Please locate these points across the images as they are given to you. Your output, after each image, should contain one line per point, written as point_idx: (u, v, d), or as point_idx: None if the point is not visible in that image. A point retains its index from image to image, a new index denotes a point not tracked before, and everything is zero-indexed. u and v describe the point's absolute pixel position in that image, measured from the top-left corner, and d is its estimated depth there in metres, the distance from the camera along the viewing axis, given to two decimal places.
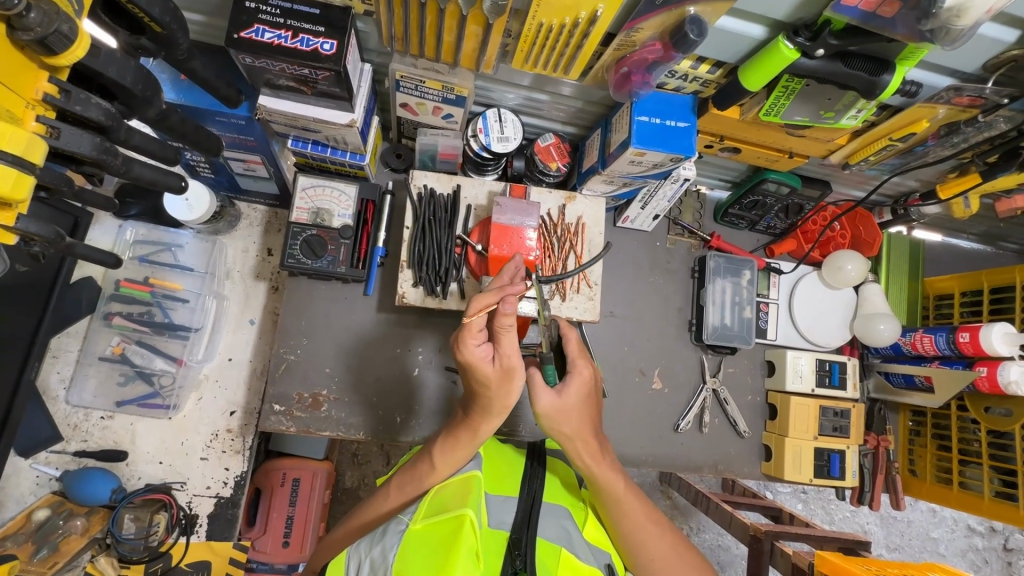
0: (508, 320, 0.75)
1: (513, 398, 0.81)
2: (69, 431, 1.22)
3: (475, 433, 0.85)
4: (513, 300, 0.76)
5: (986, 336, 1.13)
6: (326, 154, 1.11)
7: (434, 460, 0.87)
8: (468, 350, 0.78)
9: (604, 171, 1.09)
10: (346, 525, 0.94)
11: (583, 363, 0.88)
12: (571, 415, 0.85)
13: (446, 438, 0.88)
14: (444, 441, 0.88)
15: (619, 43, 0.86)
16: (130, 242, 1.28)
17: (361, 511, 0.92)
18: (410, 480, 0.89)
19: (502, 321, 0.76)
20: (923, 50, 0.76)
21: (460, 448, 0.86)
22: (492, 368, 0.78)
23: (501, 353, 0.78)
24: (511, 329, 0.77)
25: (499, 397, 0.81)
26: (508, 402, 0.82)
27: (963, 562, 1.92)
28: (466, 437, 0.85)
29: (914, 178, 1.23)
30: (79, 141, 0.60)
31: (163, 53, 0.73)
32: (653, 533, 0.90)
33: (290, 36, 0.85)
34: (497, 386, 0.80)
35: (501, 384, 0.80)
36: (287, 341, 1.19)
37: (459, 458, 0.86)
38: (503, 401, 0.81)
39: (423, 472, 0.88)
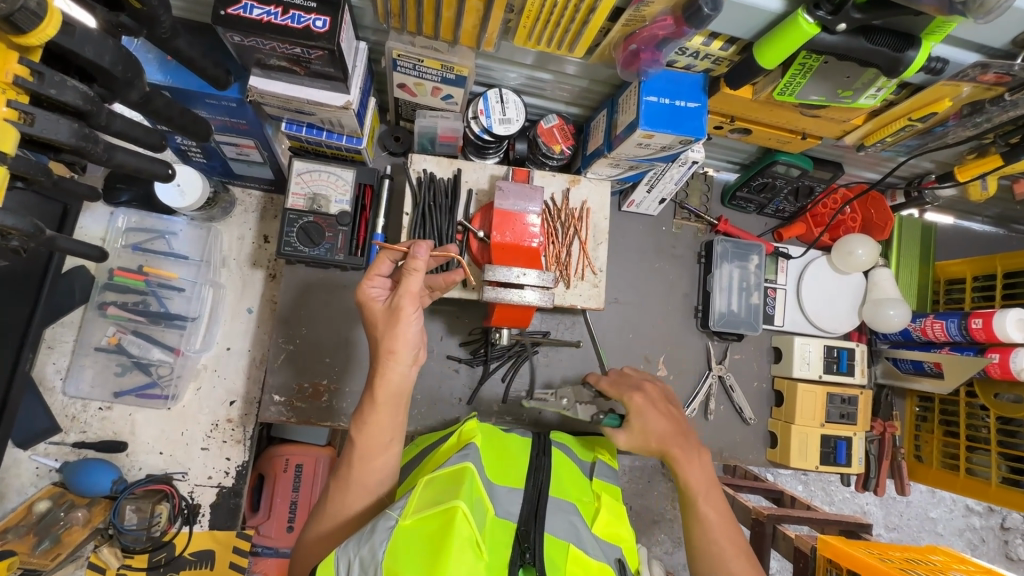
0: (413, 264, 0.83)
1: (399, 342, 0.84)
2: (68, 422, 1.21)
3: (373, 397, 0.84)
4: (424, 244, 0.83)
5: (1000, 321, 1.10)
6: (322, 137, 1.07)
7: (355, 441, 0.84)
8: (367, 290, 0.88)
9: (610, 154, 1.05)
10: (315, 527, 0.85)
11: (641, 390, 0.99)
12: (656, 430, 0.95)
13: (356, 415, 0.86)
14: (354, 417, 0.86)
15: (628, 19, 0.81)
16: (122, 229, 1.25)
17: (323, 514, 0.85)
18: (345, 467, 0.85)
19: (408, 263, 0.83)
20: (951, 24, 0.72)
21: (371, 416, 0.84)
22: (382, 306, 0.86)
23: (396, 290, 0.85)
24: (417, 271, 0.83)
25: (384, 342, 0.84)
26: (394, 348, 0.84)
27: (961, 541, 1.93)
28: (365, 401, 0.84)
29: (929, 160, 1.19)
30: (55, 127, 0.57)
31: (145, 31, 0.69)
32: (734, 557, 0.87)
33: (279, 13, 0.81)
34: (384, 327, 0.84)
35: (387, 326, 0.84)
36: (284, 330, 1.17)
37: (375, 437, 0.84)
38: (388, 344, 0.83)
39: (350, 453, 0.85)
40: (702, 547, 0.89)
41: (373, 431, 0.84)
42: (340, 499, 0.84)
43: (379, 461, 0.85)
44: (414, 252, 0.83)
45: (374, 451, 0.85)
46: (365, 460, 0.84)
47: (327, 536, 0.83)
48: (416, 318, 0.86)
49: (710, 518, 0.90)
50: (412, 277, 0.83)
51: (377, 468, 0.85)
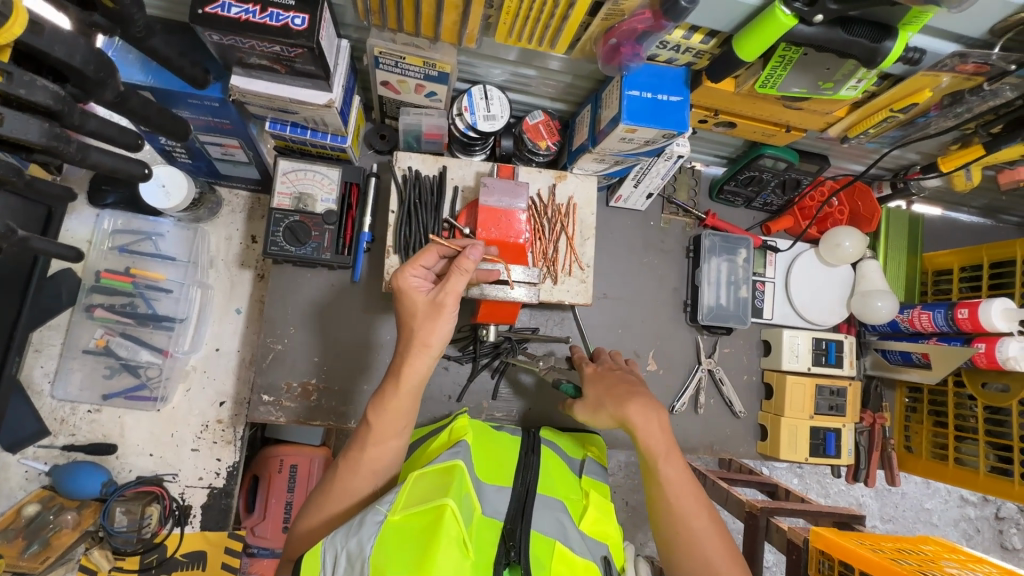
0: (465, 264, 0.85)
1: (435, 335, 0.85)
2: (57, 425, 1.20)
3: (399, 381, 0.84)
4: (479, 248, 0.86)
5: (985, 311, 1.11)
6: (306, 136, 1.07)
7: (371, 423, 0.84)
8: (408, 279, 0.88)
9: (595, 149, 1.05)
10: (309, 519, 0.84)
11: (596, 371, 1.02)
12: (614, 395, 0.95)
13: (376, 397, 0.86)
14: (376, 399, 0.85)
15: (607, 13, 0.81)
16: (108, 231, 1.24)
17: (315, 505, 0.84)
18: (354, 449, 0.84)
19: (461, 262, 0.85)
20: (927, 14, 0.72)
21: (391, 400, 0.84)
22: (424, 298, 0.86)
23: (441, 286, 0.86)
24: (466, 273, 0.85)
25: (421, 331, 0.84)
26: (430, 340, 0.84)
27: (956, 532, 1.94)
28: (389, 386, 0.84)
29: (914, 151, 1.19)
30: (25, 127, 0.56)
31: (120, 31, 0.69)
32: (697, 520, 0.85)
33: (258, 11, 0.80)
34: (423, 319, 0.85)
35: (427, 317, 0.85)
36: (273, 329, 1.17)
37: (388, 426, 0.84)
38: (424, 336, 0.84)
39: (364, 437, 0.84)
40: (665, 513, 0.86)
41: (387, 416, 0.84)
42: (339, 489, 0.84)
43: (374, 459, 0.84)
44: (470, 252, 0.85)
45: (386, 437, 0.84)
46: (371, 449, 0.84)
47: (320, 526, 0.83)
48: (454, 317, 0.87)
49: (673, 479, 0.87)
50: (461, 278, 0.85)
51: (382, 456, 0.85)
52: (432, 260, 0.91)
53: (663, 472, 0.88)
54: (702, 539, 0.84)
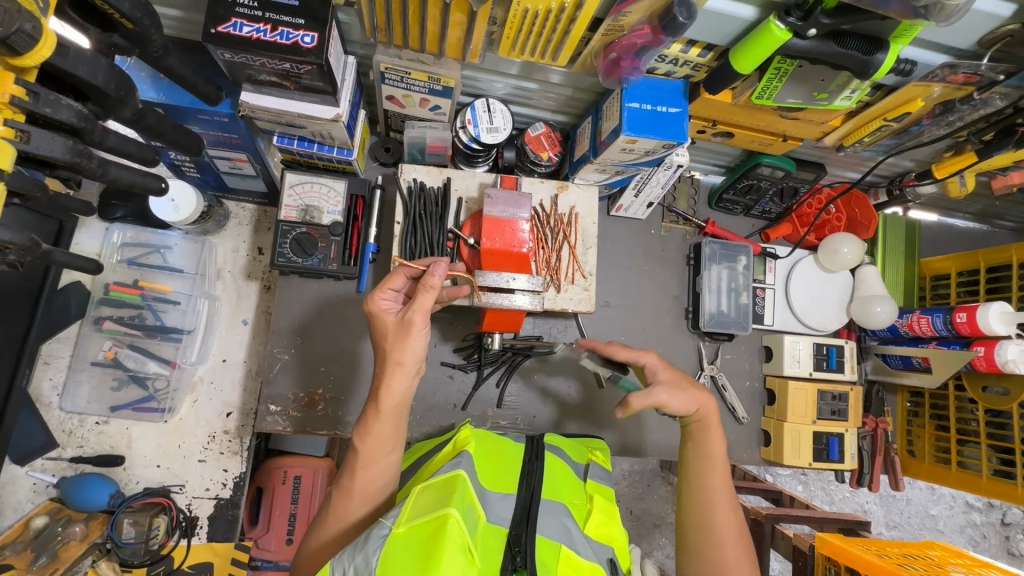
0: (430, 281, 0.85)
1: (407, 354, 0.84)
2: (65, 437, 1.21)
3: (378, 405, 0.84)
4: (443, 264, 0.86)
5: (983, 315, 1.13)
6: (313, 150, 1.09)
7: (356, 449, 0.85)
8: (378, 301, 0.89)
9: (596, 160, 1.07)
10: (318, 537, 0.85)
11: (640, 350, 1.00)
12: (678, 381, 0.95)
13: (359, 425, 0.86)
14: (358, 426, 0.86)
15: (607, 28, 0.84)
16: (117, 245, 1.26)
17: (321, 524, 0.86)
18: (346, 475, 0.85)
19: (425, 280, 0.85)
20: (917, 27, 0.75)
21: (372, 424, 0.84)
22: (394, 318, 0.87)
23: (408, 305, 0.86)
24: (432, 290, 0.85)
25: (392, 351, 0.84)
26: (403, 359, 0.84)
27: (962, 538, 1.94)
28: (369, 409, 0.85)
29: (909, 159, 1.21)
30: (50, 144, 0.58)
31: (138, 51, 0.71)
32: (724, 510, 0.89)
33: (268, 30, 0.83)
34: (393, 340, 0.85)
35: (397, 337, 0.85)
36: (280, 340, 1.18)
37: (377, 448, 0.85)
38: (397, 355, 0.84)
39: (353, 462, 0.85)
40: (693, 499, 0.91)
41: (371, 441, 0.84)
42: (342, 507, 0.85)
43: (378, 471, 0.86)
44: (433, 269, 0.85)
45: (377, 456, 0.85)
46: (369, 469, 0.85)
47: (328, 545, 0.84)
48: (426, 332, 0.87)
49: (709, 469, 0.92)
50: (427, 295, 0.85)
51: (383, 469, 0.87)
52: (401, 282, 0.92)
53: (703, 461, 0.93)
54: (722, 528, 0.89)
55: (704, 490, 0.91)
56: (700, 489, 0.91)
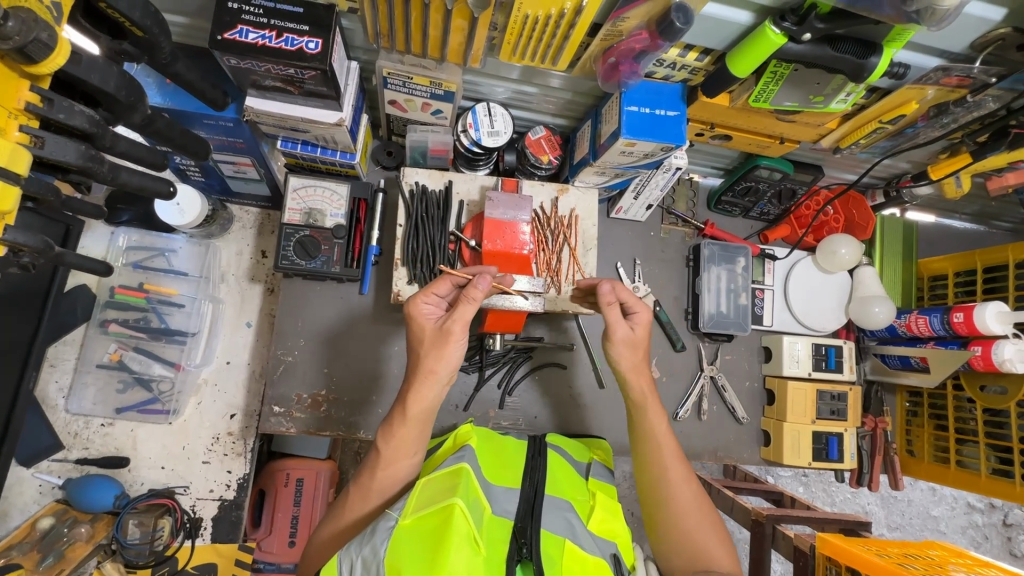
0: (473, 293, 0.86)
1: (442, 364, 0.86)
2: (70, 439, 1.22)
3: (406, 410, 0.85)
4: (487, 277, 0.88)
5: (980, 315, 1.13)
6: (316, 154, 1.10)
7: (379, 448, 0.86)
8: (420, 306, 0.90)
9: (595, 163, 1.09)
10: (327, 529, 0.86)
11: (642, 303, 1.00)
12: (637, 345, 0.99)
13: (384, 427, 0.88)
14: (382, 427, 0.87)
15: (606, 33, 0.85)
16: (122, 248, 1.28)
17: (330, 518, 0.87)
18: (366, 473, 0.87)
19: (470, 292, 0.86)
20: (910, 31, 0.76)
21: (399, 428, 0.86)
22: (433, 325, 0.88)
23: (449, 315, 0.87)
24: (475, 303, 0.86)
25: (427, 360, 0.86)
26: (437, 369, 0.86)
27: (964, 539, 1.94)
28: (396, 413, 0.86)
29: (905, 160, 1.23)
30: (63, 149, 0.60)
31: (147, 57, 0.73)
32: (679, 478, 0.95)
33: (274, 36, 0.84)
34: (430, 349, 0.86)
35: (434, 346, 0.86)
36: (284, 342, 1.19)
37: (396, 448, 0.86)
38: (431, 364, 0.85)
39: (373, 462, 0.87)
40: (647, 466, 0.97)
41: (395, 442, 0.86)
42: (358, 506, 0.86)
43: (388, 472, 0.86)
44: (477, 281, 0.87)
45: (398, 457, 0.86)
46: (373, 470, 0.87)
47: (335, 538, 0.85)
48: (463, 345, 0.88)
49: (652, 434, 0.98)
50: (469, 307, 0.86)
51: (396, 471, 0.87)
52: (445, 289, 0.92)
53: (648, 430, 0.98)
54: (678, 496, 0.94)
55: (658, 472, 0.96)
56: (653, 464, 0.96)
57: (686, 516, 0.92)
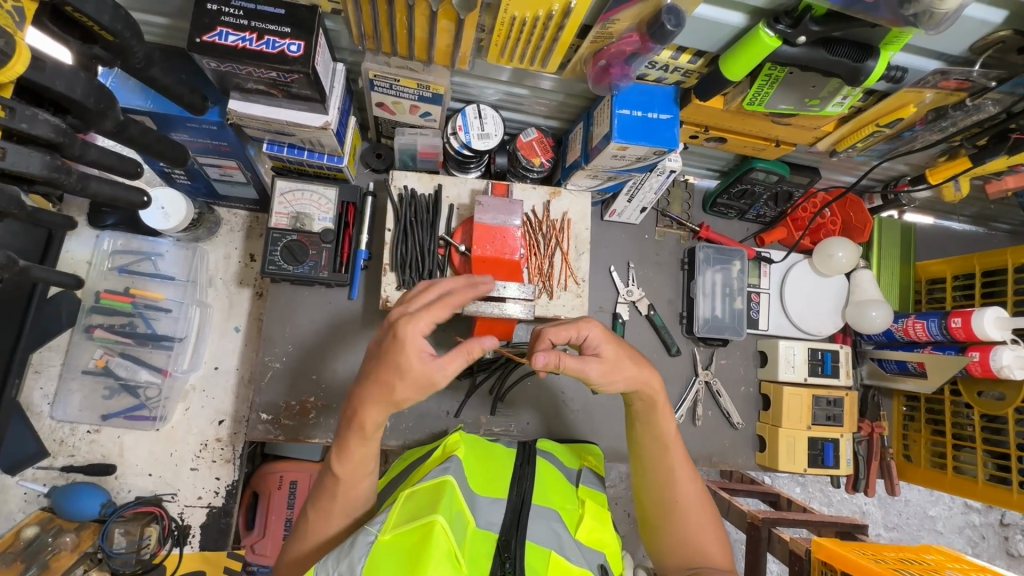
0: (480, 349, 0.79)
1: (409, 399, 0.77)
2: (56, 446, 1.21)
3: (362, 430, 0.78)
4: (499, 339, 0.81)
5: (978, 321, 1.12)
6: (303, 157, 1.08)
7: (334, 470, 0.81)
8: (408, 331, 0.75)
9: (588, 166, 1.07)
10: (295, 546, 0.85)
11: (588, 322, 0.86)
12: (621, 362, 0.86)
13: (338, 444, 0.81)
14: (336, 446, 0.81)
15: (595, 36, 0.83)
16: (107, 252, 1.24)
17: (297, 537, 0.85)
18: (326, 497, 0.83)
19: (475, 348, 0.79)
20: (907, 34, 0.74)
21: (354, 450, 0.80)
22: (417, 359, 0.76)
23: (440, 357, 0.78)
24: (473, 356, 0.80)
25: (400, 394, 0.76)
26: (404, 404, 0.77)
27: (961, 539, 1.93)
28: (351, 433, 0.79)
29: (903, 163, 1.21)
30: (28, 160, 0.57)
31: (120, 62, 0.71)
32: (686, 483, 0.92)
33: (254, 38, 0.82)
34: (407, 387, 0.75)
35: (412, 386, 0.75)
36: (271, 347, 1.17)
37: (356, 466, 0.81)
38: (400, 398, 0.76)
39: (332, 486, 0.82)
40: (650, 469, 0.94)
41: (349, 462, 0.81)
42: (320, 524, 0.84)
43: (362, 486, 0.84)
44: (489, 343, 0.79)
45: (356, 479, 0.83)
46: (349, 488, 0.83)
47: (307, 555, 0.84)
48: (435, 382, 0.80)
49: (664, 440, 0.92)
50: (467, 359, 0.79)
51: (358, 492, 0.84)
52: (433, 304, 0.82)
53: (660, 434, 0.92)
54: (682, 500, 0.92)
55: (664, 475, 0.92)
56: (659, 467, 0.93)
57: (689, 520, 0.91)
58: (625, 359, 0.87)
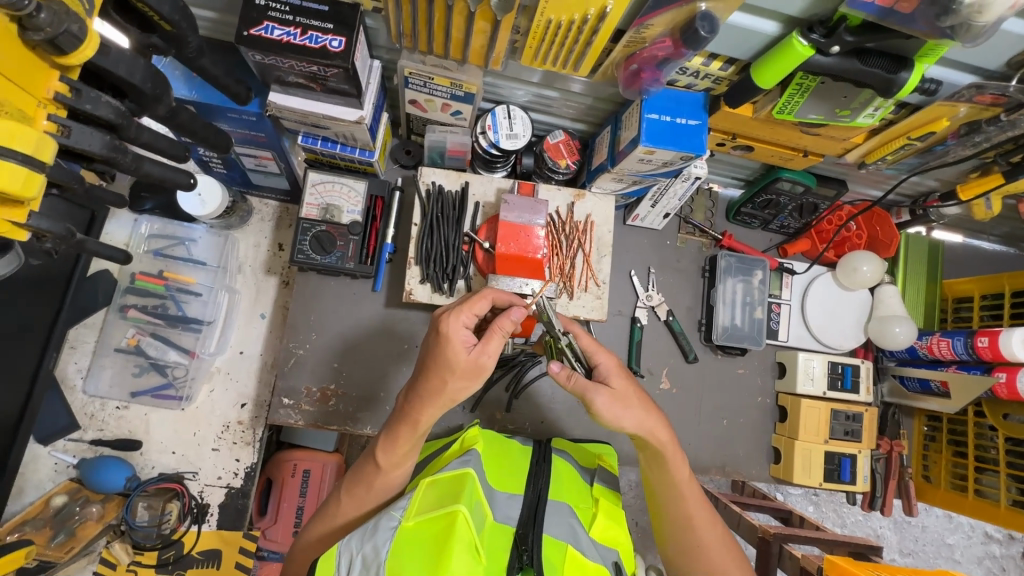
0: (507, 325, 0.84)
1: (462, 392, 0.84)
2: (86, 420, 1.25)
3: (416, 426, 0.85)
4: (521, 308, 0.86)
5: (1006, 341, 1.09)
6: (336, 150, 1.11)
7: (378, 461, 0.87)
8: (456, 330, 0.82)
9: (614, 169, 1.08)
10: (312, 531, 0.90)
11: (604, 352, 0.91)
12: (627, 400, 0.89)
13: (386, 436, 0.88)
14: (385, 435, 0.88)
15: (629, 40, 0.84)
16: (144, 236, 1.30)
17: (324, 518, 0.90)
18: (362, 486, 0.89)
19: (502, 323, 0.84)
20: (942, 47, 0.74)
21: (403, 442, 0.86)
22: (466, 355, 0.82)
23: (480, 346, 0.83)
24: (505, 334, 0.84)
25: (453, 385, 0.83)
26: (458, 396, 0.85)
27: (980, 570, 1.87)
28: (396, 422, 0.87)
29: (933, 179, 1.20)
30: (89, 138, 0.61)
31: (174, 51, 0.74)
32: (704, 517, 0.95)
33: (298, 33, 0.85)
34: (460, 378, 0.82)
35: (464, 376, 0.83)
36: (296, 335, 1.20)
37: (403, 452, 0.87)
38: (453, 393, 0.84)
39: (369, 475, 0.88)
40: (669, 506, 0.96)
41: (392, 450, 0.86)
42: (336, 506, 0.89)
43: (395, 473, 0.89)
44: (511, 314, 0.85)
45: (399, 461, 0.88)
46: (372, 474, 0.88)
47: (323, 538, 0.89)
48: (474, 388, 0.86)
49: (680, 480, 0.95)
50: (502, 339, 0.84)
51: (393, 480, 0.90)
52: (484, 306, 0.87)
53: (673, 472, 0.94)
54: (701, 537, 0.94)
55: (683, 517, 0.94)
56: (678, 510, 0.95)
57: (709, 550, 0.94)
58: (632, 394, 0.90)
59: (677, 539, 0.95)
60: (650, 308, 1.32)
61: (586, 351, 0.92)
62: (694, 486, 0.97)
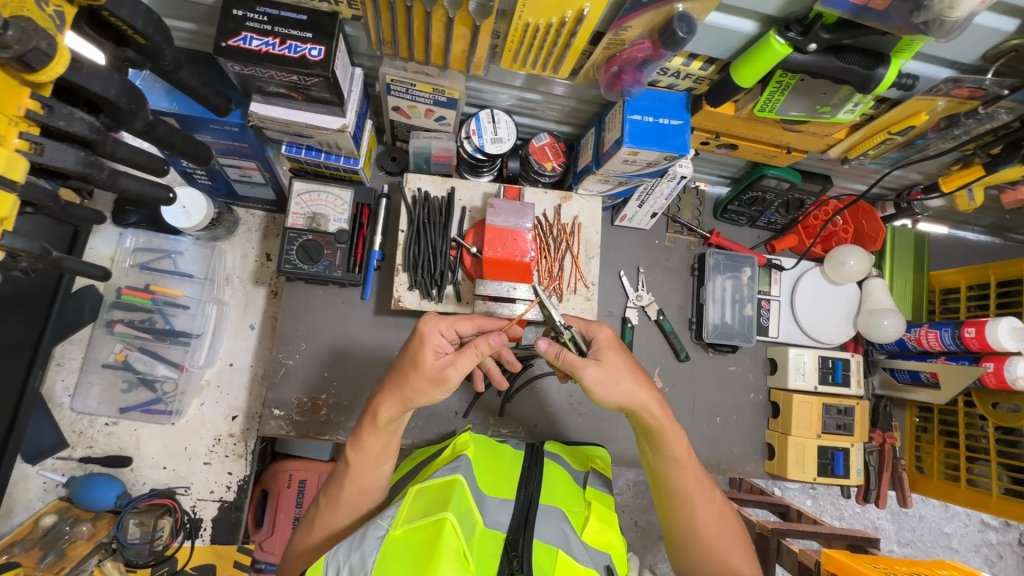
0: (484, 343, 0.80)
1: (422, 397, 0.82)
2: (75, 437, 1.24)
3: (376, 419, 0.84)
4: (500, 334, 0.82)
5: (992, 330, 1.10)
6: (320, 159, 1.11)
7: (349, 459, 0.87)
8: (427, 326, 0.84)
9: (599, 171, 1.08)
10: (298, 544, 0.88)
11: (599, 326, 0.90)
12: (620, 375, 0.86)
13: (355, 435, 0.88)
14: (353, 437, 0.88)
15: (608, 42, 0.85)
16: (130, 249, 1.29)
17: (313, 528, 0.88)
18: (359, 490, 0.88)
19: (479, 344, 0.81)
20: (918, 42, 0.75)
21: (368, 440, 0.86)
22: (433, 359, 0.81)
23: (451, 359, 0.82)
24: (482, 353, 0.81)
25: (413, 386, 0.81)
26: (416, 398, 0.82)
27: (977, 558, 1.89)
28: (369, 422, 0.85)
29: (916, 172, 1.21)
30: (63, 156, 0.61)
31: (150, 65, 0.74)
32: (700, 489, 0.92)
33: (277, 43, 0.85)
34: (421, 379, 0.81)
35: (425, 380, 0.81)
36: (285, 345, 1.19)
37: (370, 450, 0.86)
38: (411, 394, 0.82)
39: (343, 475, 0.87)
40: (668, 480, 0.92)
41: (366, 456, 0.86)
42: (327, 518, 0.88)
43: (372, 473, 0.88)
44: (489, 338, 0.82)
45: (374, 463, 0.87)
46: (355, 482, 0.87)
47: (313, 550, 0.87)
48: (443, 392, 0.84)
49: (673, 450, 0.91)
50: (476, 356, 0.81)
51: (368, 480, 0.88)
52: (467, 328, 0.89)
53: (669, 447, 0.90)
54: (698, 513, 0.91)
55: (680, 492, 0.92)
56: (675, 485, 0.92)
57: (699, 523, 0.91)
58: (625, 372, 0.87)
59: (675, 511, 0.93)
60: (641, 307, 1.32)
61: (582, 328, 0.92)
62: (692, 459, 0.93)
